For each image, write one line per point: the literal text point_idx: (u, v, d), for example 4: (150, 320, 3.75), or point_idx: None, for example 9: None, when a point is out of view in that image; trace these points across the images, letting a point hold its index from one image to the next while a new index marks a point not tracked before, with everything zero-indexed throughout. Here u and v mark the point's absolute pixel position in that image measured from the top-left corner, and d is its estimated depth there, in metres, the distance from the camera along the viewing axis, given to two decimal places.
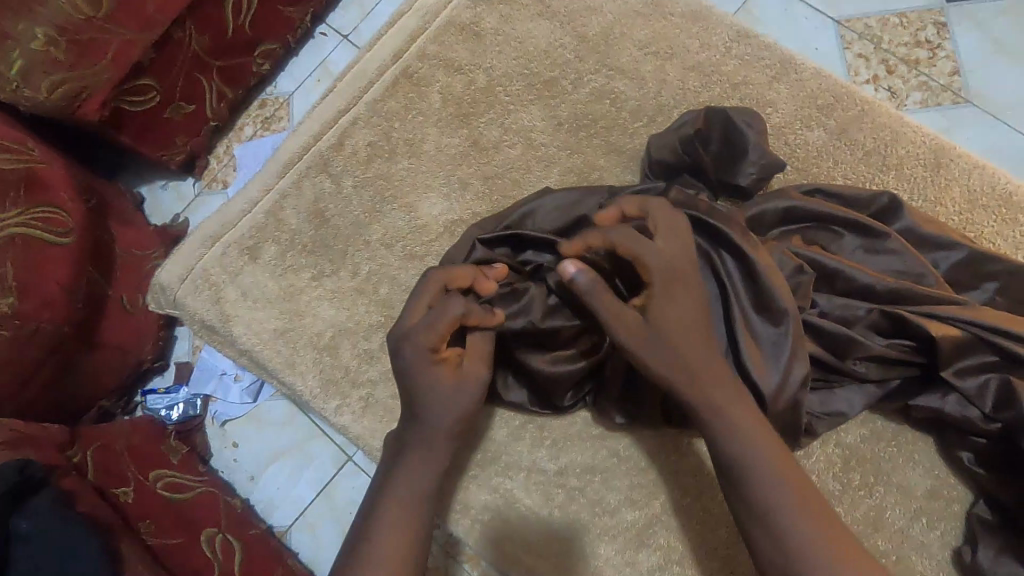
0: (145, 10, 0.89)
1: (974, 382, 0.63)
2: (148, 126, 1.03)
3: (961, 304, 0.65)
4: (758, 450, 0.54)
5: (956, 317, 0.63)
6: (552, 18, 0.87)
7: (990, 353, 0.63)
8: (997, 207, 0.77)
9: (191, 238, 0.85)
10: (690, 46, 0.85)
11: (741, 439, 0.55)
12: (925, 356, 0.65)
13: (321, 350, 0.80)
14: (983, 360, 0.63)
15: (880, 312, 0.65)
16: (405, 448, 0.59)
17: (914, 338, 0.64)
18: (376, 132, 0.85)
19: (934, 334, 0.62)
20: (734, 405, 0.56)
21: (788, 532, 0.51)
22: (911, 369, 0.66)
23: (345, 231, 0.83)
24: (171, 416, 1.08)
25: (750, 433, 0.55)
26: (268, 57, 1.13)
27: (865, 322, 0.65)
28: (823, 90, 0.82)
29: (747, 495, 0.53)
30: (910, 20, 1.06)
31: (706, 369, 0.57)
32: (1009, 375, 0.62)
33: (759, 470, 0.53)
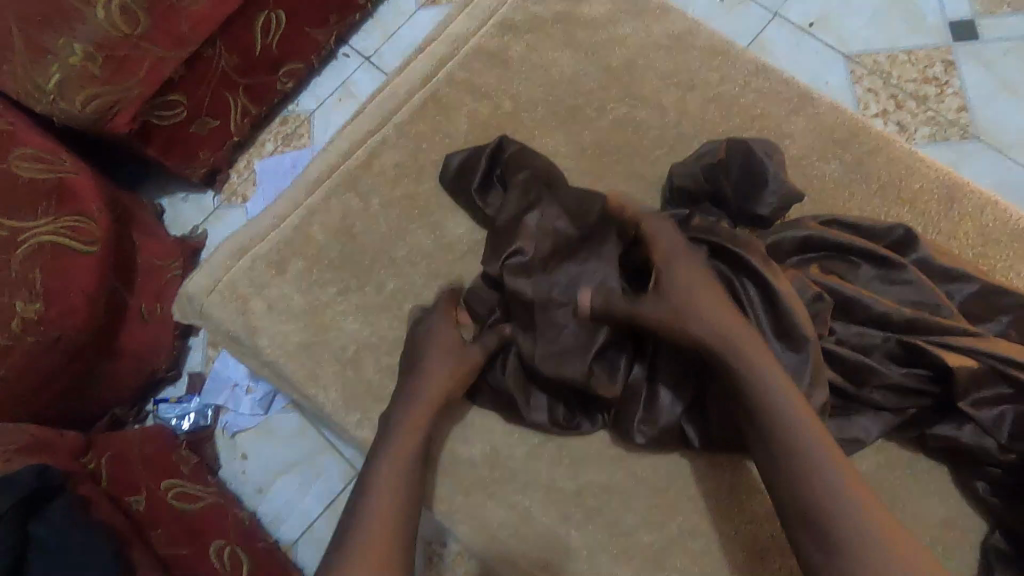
0: (180, 29, 0.92)
1: (991, 413, 0.64)
2: (174, 139, 1.06)
3: (975, 336, 0.66)
4: (800, 420, 0.59)
5: (972, 347, 0.65)
6: (575, 49, 0.90)
7: (1004, 384, 0.64)
8: (1008, 241, 0.79)
9: (218, 251, 0.87)
10: (710, 79, 0.87)
11: (784, 411, 0.60)
12: (940, 386, 0.66)
13: (344, 364, 0.81)
14: (999, 392, 0.64)
15: (897, 341, 0.66)
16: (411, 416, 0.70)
17: (931, 367, 0.65)
18: (403, 152, 0.87)
19: (952, 365, 0.64)
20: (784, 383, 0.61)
21: (822, 501, 0.56)
22: (926, 398, 0.67)
23: (371, 248, 0.85)
24: (182, 425, 1.09)
25: (791, 401, 0.60)
26: (293, 76, 1.17)
27: (882, 351, 0.67)
28: (839, 124, 0.84)
29: (790, 468, 0.58)
30: (919, 57, 1.10)
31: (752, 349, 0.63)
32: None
33: (803, 445, 0.58)
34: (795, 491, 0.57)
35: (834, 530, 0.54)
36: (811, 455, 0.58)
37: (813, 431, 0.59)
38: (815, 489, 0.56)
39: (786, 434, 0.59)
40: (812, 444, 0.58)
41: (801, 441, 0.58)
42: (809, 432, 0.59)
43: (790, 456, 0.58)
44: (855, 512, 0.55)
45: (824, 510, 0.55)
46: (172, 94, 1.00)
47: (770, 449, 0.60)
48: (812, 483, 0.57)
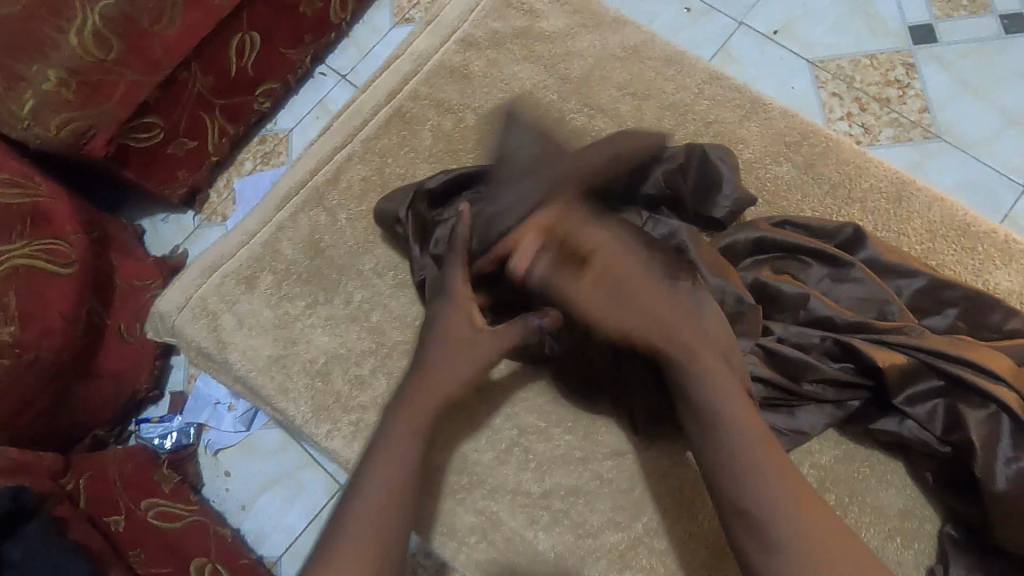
0: (154, 53, 0.95)
1: (924, 409, 0.66)
2: (152, 161, 1.08)
3: (910, 333, 0.68)
4: (725, 401, 0.59)
5: (905, 343, 0.67)
6: (536, 62, 0.92)
7: (936, 377, 0.66)
8: (957, 237, 0.81)
9: (190, 269, 0.88)
10: (666, 88, 0.90)
11: (711, 394, 0.60)
12: (875, 380, 0.68)
13: (313, 376, 0.82)
14: (932, 387, 0.66)
15: (834, 340, 0.68)
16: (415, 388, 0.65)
17: (860, 363, 0.67)
18: (369, 167, 0.89)
19: (880, 363, 0.65)
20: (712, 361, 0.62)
21: (747, 489, 0.55)
22: (864, 392, 0.69)
23: (340, 261, 0.86)
24: (164, 445, 1.08)
25: (716, 385, 0.60)
26: (269, 96, 1.19)
27: (820, 349, 0.69)
28: (791, 128, 0.87)
29: (716, 454, 0.57)
30: (880, 61, 1.13)
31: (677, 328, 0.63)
32: (955, 401, 0.65)
33: (730, 433, 0.57)
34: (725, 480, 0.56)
35: (758, 517, 0.53)
36: (747, 452, 0.56)
37: (739, 411, 0.59)
38: (738, 473, 0.56)
39: (716, 428, 0.58)
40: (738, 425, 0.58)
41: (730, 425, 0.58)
42: (736, 412, 0.59)
43: (719, 442, 0.58)
44: (790, 512, 0.53)
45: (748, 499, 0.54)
46: (149, 116, 1.02)
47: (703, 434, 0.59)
48: (739, 469, 0.56)
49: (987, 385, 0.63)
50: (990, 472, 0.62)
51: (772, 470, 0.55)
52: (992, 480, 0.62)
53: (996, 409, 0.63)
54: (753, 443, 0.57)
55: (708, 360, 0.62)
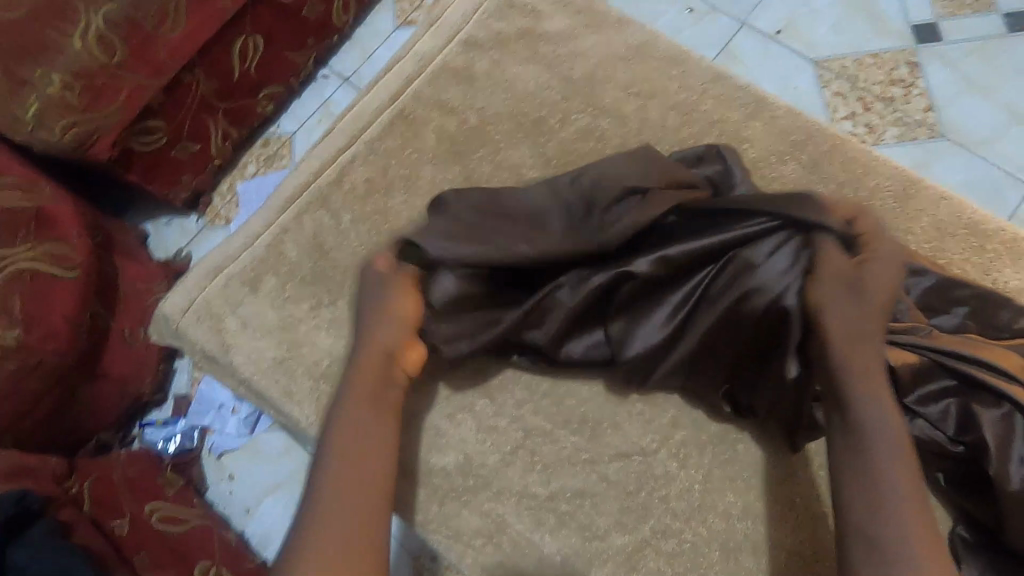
0: (159, 57, 0.95)
1: (937, 408, 0.65)
2: (156, 163, 1.08)
3: (923, 333, 0.67)
4: (879, 410, 0.58)
5: (918, 343, 0.65)
6: (539, 63, 0.92)
7: (949, 377, 0.65)
8: (964, 235, 0.80)
9: (193, 272, 0.88)
10: (669, 87, 0.90)
11: (863, 402, 0.58)
12: None
13: (318, 378, 0.81)
14: (944, 386, 0.65)
15: None
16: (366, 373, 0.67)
17: None
18: (373, 169, 0.89)
19: (895, 364, 0.65)
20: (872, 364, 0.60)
21: (879, 497, 0.54)
22: None
23: (344, 264, 0.85)
24: (168, 448, 1.09)
25: (875, 394, 0.59)
26: (273, 98, 1.19)
27: None
28: (796, 126, 0.86)
29: (853, 461, 0.57)
30: (884, 61, 1.12)
31: (844, 328, 0.61)
32: (969, 401, 0.64)
33: (877, 445, 0.56)
34: (850, 490, 0.55)
35: (880, 530, 0.53)
36: (889, 467, 0.55)
37: (892, 425, 0.57)
38: (871, 483, 0.55)
39: (868, 441, 0.57)
40: (885, 440, 0.56)
41: (878, 438, 0.57)
42: (888, 423, 0.57)
43: (859, 447, 0.57)
44: (910, 527, 0.52)
45: (864, 516, 0.54)
46: (153, 119, 1.03)
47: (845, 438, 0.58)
48: (875, 479, 0.55)
49: (1002, 384, 0.62)
50: (1005, 472, 0.62)
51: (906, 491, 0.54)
52: (1006, 479, 0.62)
53: (1009, 409, 0.63)
54: (899, 466, 0.55)
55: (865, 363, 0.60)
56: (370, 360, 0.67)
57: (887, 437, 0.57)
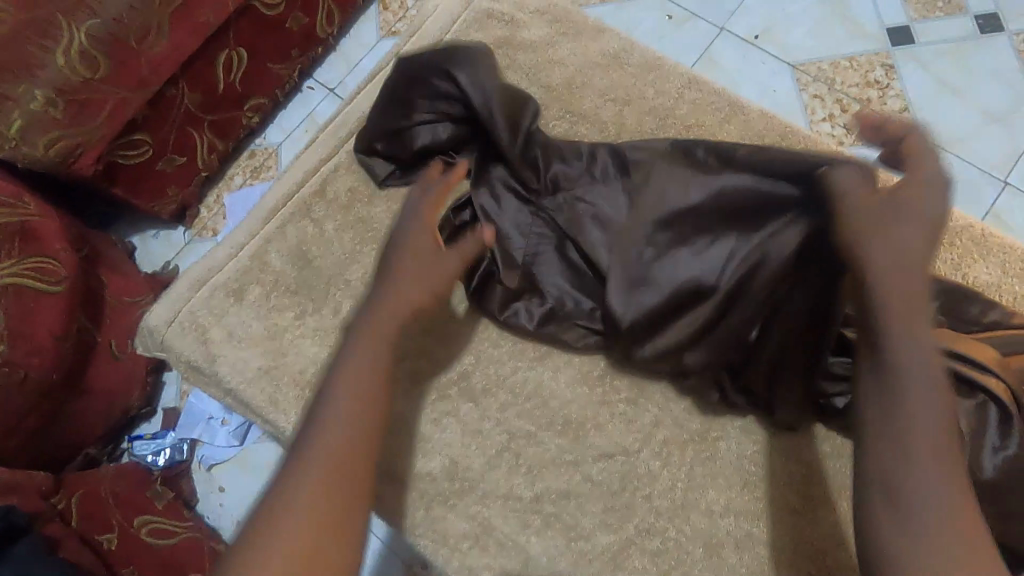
0: (142, 72, 0.96)
1: None
2: (141, 177, 1.08)
3: None
4: (926, 369, 0.52)
5: None
6: (518, 71, 0.93)
7: None
8: None
9: (178, 283, 0.88)
10: (646, 93, 0.91)
11: (908, 357, 0.52)
12: None
13: (304, 387, 0.81)
14: None
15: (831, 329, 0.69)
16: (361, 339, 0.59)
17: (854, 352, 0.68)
18: (356, 177, 0.90)
19: None
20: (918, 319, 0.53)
21: (909, 457, 0.49)
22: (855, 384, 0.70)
23: (328, 272, 0.86)
24: (157, 461, 1.08)
25: (926, 352, 0.52)
26: (258, 111, 1.20)
27: None
28: (770, 129, 0.88)
29: (885, 416, 0.51)
30: (859, 63, 1.15)
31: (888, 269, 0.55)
32: None
33: (918, 402, 0.51)
34: (877, 445, 0.51)
35: (903, 489, 0.49)
36: (926, 429, 0.50)
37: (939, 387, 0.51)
38: (899, 440, 0.50)
39: (907, 398, 0.51)
40: (928, 402, 0.51)
41: (918, 396, 0.51)
42: (933, 383, 0.51)
43: (896, 401, 0.51)
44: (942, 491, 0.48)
45: (889, 472, 0.49)
46: (138, 133, 1.03)
47: (882, 391, 0.52)
48: (905, 438, 0.50)
49: (975, 375, 0.64)
50: (979, 462, 0.63)
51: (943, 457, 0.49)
52: (980, 468, 0.63)
53: (983, 398, 0.64)
54: (937, 431, 0.50)
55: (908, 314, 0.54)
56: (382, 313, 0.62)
57: (929, 399, 0.51)
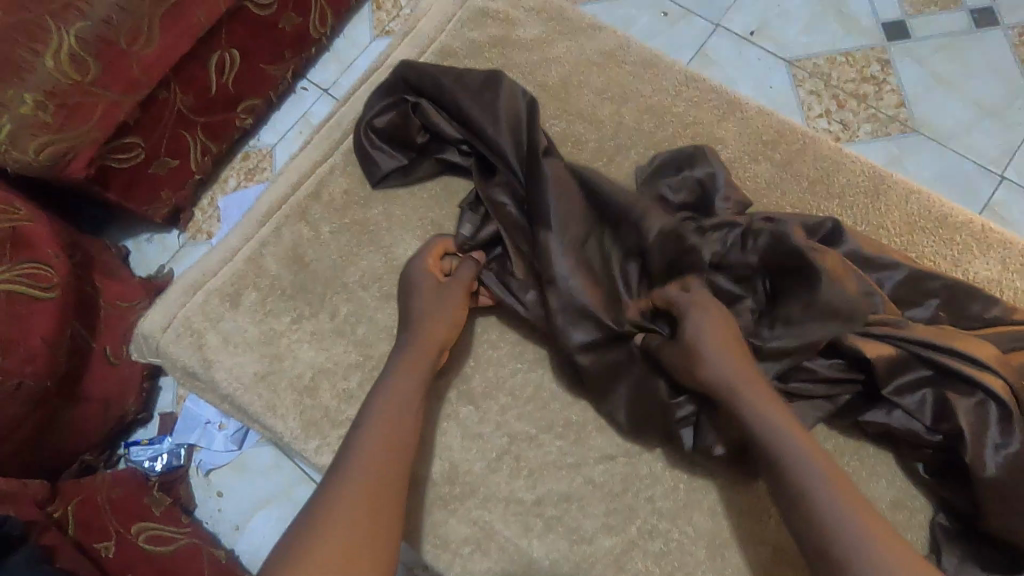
0: (133, 74, 0.95)
1: (914, 399, 0.66)
2: (134, 181, 1.07)
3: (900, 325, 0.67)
4: (793, 437, 0.60)
5: (891, 335, 0.67)
6: (514, 69, 0.93)
7: (923, 367, 0.66)
8: (935, 227, 0.82)
9: (172, 288, 0.87)
10: (643, 91, 0.91)
11: (778, 432, 0.61)
12: (865, 374, 0.68)
13: (301, 392, 0.81)
14: (919, 377, 0.66)
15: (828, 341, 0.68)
16: (386, 394, 0.68)
17: (852, 357, 0.68)
18: (352, 179, 0.89)
19: (869, 355, 0.66)
20: (762, 393, 0.64)
21: (829, 524, 0.54)
22: (854, 386, 0.69)
23: (324, 275, 0.85)
24: (154, 467, 1.07)
25: (782, 423, 0.62)
26: (251, 112, 1.19)
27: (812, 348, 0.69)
28: (768, 126, 0.88)
29: (792, 495, 0.57)
30: (855, 59, 1.14)
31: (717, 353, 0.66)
32: (944, 389, 0.65)
33: (807, 473, 0.58)
34: (799, 521, 0.56)
35: (836, 552, 0.53)
36: (823, 490, 0.56)
37: (808, 452, 0.59)
38: (811, 512, 0.56)
39: (792, 471, 0.58)
40: (812, 468, 0.58)
41: (803, 466, 0.58)
42: (803, 449, 0.59)
43: (790, 480, 0.58)
44: (869, 544, 0.52)
45: (821, 540, 0.54)
46: (131, 137, 1.01)
47: (774, 473, 0.60)
48: (816, 509, 0.56)
49: (974, 375, 0.63)
50: (981, 458, 0.63)
51: (854, 512, 0.55)
52: (983, 467, 0.63)
53: (983, 396, 0.64)
54: (834, 489, 0.56)
55: (748, 384, 0.64)
56: (400, 378, 0.70)
57: (813, 465, 0.58)
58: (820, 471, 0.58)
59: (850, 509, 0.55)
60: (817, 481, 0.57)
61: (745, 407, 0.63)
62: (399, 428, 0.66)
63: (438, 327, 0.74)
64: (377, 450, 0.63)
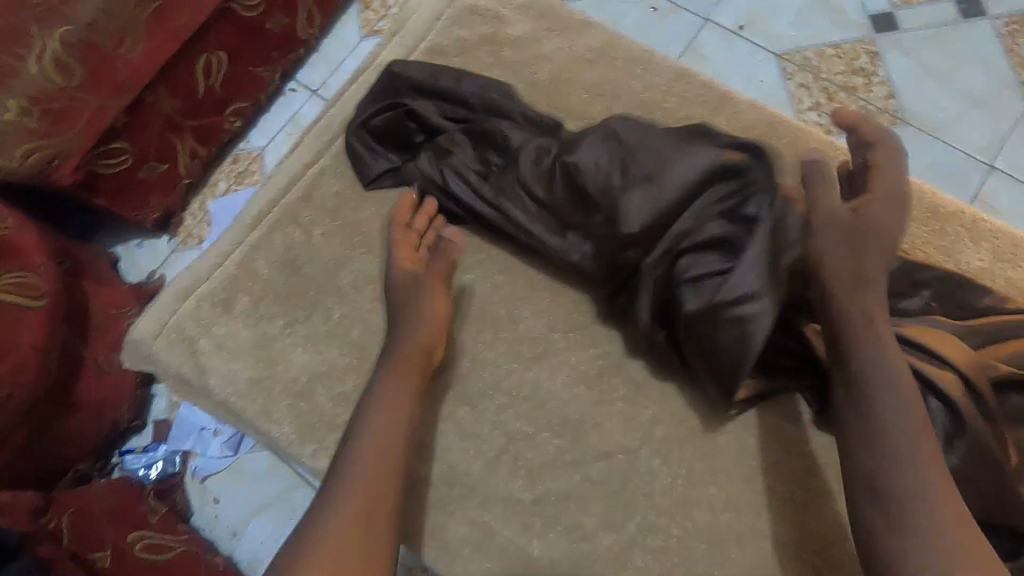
0: (118, 78, 0.93)
1: None
2: (123, 187, 1.06)
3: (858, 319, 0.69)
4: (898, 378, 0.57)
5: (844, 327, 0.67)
6: (504, 68, 0.92)
7: None
8: (926, 218, 0.82)
9: (163, 294, 0.86)
10: (633, 87, 0.90)
11: (882, 371, 0.57)
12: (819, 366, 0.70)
13: (296, 396, 0.80)
14: None
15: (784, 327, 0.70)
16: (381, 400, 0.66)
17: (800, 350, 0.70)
18: (343, 181, 0.88)
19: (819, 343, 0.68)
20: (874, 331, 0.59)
21: (904, 471, 0.53)
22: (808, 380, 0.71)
23: (317, 278, 0.84)
24: (149, 475, 1.07)
25: (892, 363, 0.57)
26: (240, 115, 1.17)
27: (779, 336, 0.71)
28: (758, 120, 0.88)
29: (872, 432, 0.55)
30: (845, 51, 1.15)
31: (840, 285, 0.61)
32: None
33: (897, 417, 0.55)
34: (868, 462, 0.54)
35: (901, 504, 0.52)
36: (909, 439, 0.54)
37: (909, 397, 0.56)
38: (889, 457, 0.53)
39: (886, 412, 0.55)
40: (905, 413, 0.55)
41: (894, 412, 0.55)
42: (905, 391, 0.56)
43: (876, 418, 0.55)
44: (941, 505, 0.51)
45: (888, 487, 0.52)
46: (117, 141, 1.01)
47: (860, 408, 0.57)
48: (898, 455, 0.53)
49: (929, 369, 0.63)
50: None
51: (933, 471, 0.52)
52: None
53: (921, 391, 0.63)
54: (922, 442, 0.54)
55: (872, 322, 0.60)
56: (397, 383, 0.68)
57: (905, 413, 0.55)
58: (915, 419, 0.55)
59: (933, 467, 0.52)
60: (904, 427, 0.54)
61: (852, 346, 0.59)
62: (397, 433, 0.64)
63: (424, 330, 0.73)
64: (379, 458, 0.61)
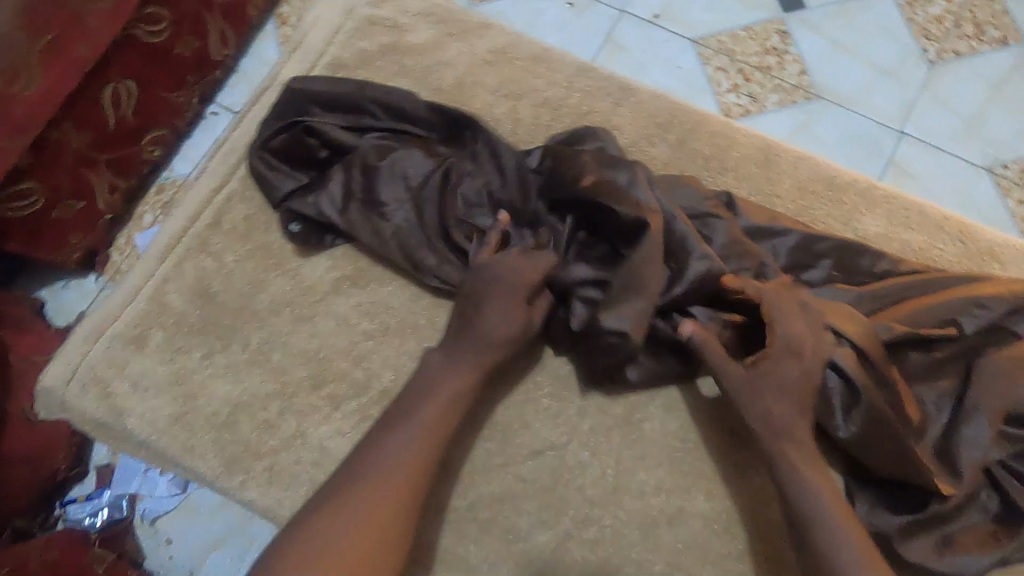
0: (17, 117, 0.87)
1: None
2: (37, 229, 1.01)
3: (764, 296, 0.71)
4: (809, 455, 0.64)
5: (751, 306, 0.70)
6: (408, 76, 0.92)
7: None
8: (824, 190, 0.85)
9: (72, 337, 0.83)
10: (537, 85, 0.91)
11: (794, 450, 0.64)
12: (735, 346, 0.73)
13: (219, 429, 0.78)
14: None
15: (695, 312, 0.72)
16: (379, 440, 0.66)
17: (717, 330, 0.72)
18: (251, 204, 0.86)
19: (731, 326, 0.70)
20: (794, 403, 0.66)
21: (831, 538, 0.60)
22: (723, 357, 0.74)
23: (232, 305, 0.83)
24: (95, 522, 1.03)
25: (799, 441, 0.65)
26: (159, 143, 1.14)
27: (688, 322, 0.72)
28: (660, 108, 0.89)
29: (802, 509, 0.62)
30: (756, 33, 1.18)
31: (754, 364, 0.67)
32: None
33: (817, 494, 0.62)
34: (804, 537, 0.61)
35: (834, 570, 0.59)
36: (829, 511, 0.61)
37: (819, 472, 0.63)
38: (818, 531, 0.61)
39: (804, 492, 0.62)
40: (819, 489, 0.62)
41: (813, 491, 0.62)
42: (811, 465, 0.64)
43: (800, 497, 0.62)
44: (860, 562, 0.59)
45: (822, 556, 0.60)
46: (25, 182, 0.96)
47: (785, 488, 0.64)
48: (822, 527, 0.61)
49: (828, 347, 0.66)
50: (832, 422, 0.67)
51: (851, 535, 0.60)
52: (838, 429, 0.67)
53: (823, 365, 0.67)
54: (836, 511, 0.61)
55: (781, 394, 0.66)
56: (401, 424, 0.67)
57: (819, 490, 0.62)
58: (827, 494, 0.62)
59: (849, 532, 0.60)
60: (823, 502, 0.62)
61: (768, 430, 0.65)
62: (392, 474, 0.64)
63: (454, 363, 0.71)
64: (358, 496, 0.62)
